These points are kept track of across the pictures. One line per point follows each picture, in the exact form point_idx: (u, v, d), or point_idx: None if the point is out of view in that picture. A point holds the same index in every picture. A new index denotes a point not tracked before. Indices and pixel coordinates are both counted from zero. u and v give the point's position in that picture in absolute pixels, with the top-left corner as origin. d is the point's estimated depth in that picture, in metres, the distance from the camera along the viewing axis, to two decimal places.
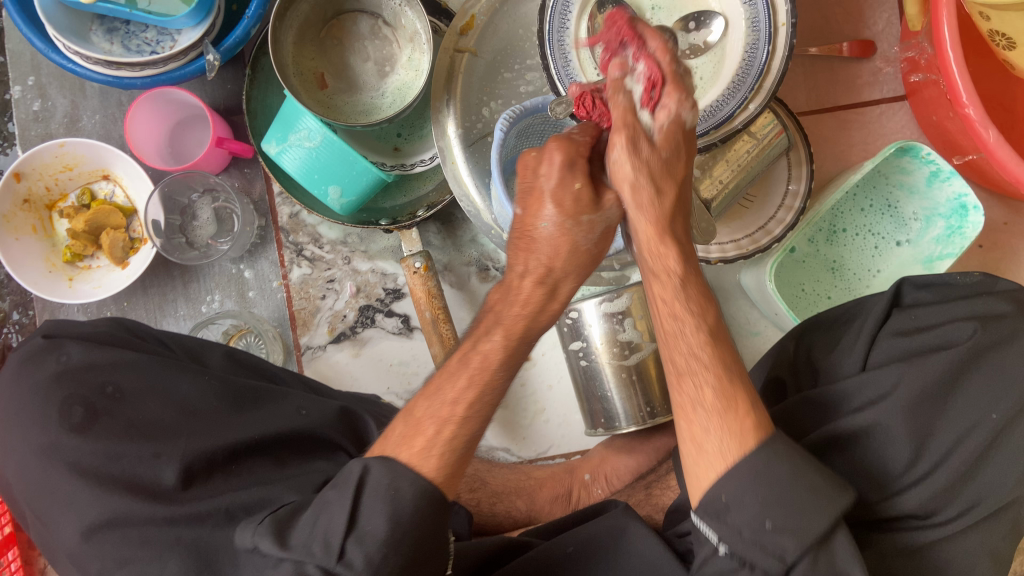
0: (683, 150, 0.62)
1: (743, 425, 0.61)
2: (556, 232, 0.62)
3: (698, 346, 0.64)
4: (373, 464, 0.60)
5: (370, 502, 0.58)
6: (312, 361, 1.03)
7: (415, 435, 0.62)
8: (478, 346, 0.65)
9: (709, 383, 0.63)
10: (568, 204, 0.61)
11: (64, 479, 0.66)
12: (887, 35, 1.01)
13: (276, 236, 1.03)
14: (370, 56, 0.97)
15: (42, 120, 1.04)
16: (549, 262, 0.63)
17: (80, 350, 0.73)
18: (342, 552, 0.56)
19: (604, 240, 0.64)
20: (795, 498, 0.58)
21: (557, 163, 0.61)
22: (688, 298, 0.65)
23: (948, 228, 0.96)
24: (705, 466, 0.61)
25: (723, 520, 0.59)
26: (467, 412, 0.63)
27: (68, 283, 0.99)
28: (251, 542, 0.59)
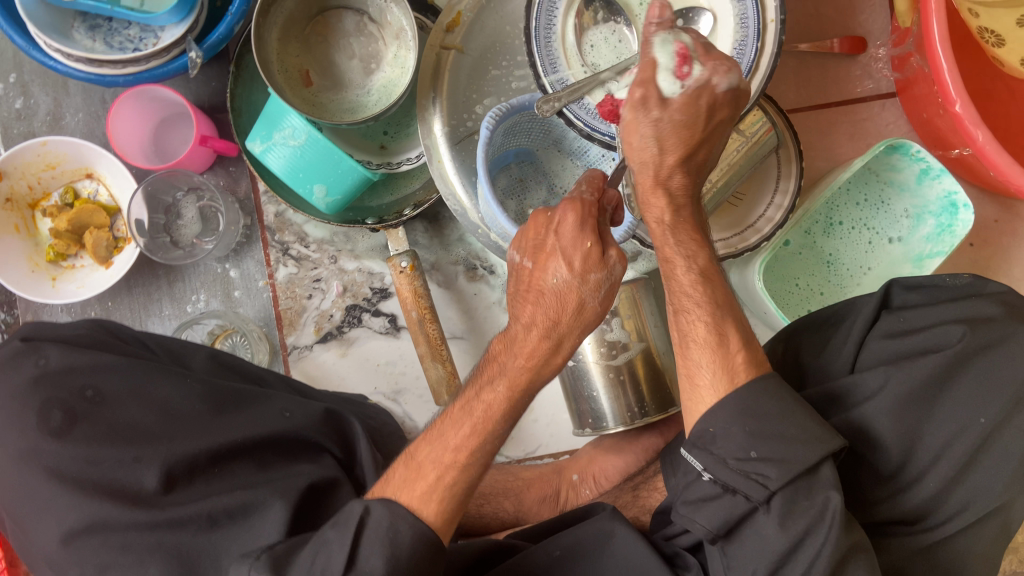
0: (701, 119, 0.65)
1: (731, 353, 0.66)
2: (564, 288, 0.62)
3: (690, 284, 0.68)
4: (374, 505, 0.61)
5: (367, 545, 0.59)
6: (298, 362, 1.02)
7: (416, 479, 0.63)
8: (481, 395, 0.65)
9: (701, 319, 0.67)
10: (578, 260, 0.62)
11: (43, 484, 0.65)
12: (877, 31, 1.00)
13: (261, 235, 1.02)
14: (356, 53, 0.97)
15: (24, 118, 1.02)
16: (557, 316, 0.62)
17: (58, 353, 0.71)
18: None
19: (608, 298, 0.64)
20: (782, 431, 0.61)
21: (570, 223, 0.62)
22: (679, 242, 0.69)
23: (938, 226, 0.95)
24: (699, 400, 0.65)
25: (709, 450, 0.63)
26: (468, 459, 0.63)
27: (51, 283, 0.98)
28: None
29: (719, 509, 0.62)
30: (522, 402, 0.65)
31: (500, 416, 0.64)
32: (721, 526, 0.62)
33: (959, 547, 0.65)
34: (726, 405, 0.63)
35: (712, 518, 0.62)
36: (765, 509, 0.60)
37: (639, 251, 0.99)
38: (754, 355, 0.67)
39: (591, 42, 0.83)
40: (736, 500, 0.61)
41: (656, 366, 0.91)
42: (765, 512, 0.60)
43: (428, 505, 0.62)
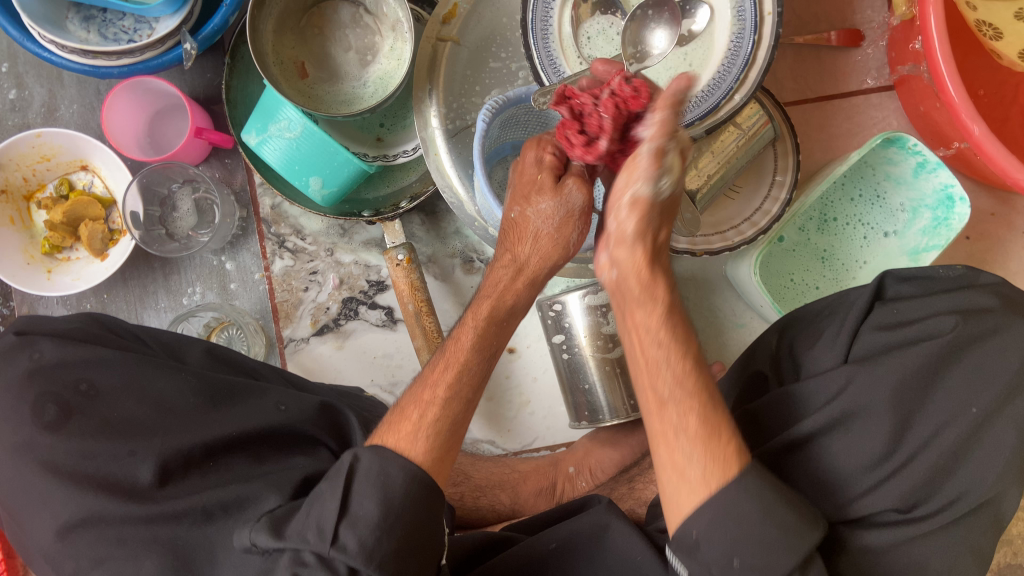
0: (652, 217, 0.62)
1: (683, 457, 0.58)
2: (521, 219, 0.68)
3: (680, 372, 0.60)
4: (363, 453, 0.61)
5: (361, 490, 0.59)
6: (295, 354, 1.02)
7: (402, 421, 0.65)
8: (456, 337, 0.70)
9: (679, 424, 0.59)
10: (532, 192, 0.66)
11: (38, 478, 0.65)
12: (875, 23, 1.00)
13: (257, 227, 1.02)
14: (352, 45, 0.96)
15: (18, 110, 1.02)
16: (517, 248, 0.69)
17: (53, 347, 0.71)
18: (337, 536, 0.57)
19: (568, 225, 0.67)
20: (763, 535, 0.56)
21: (529, 159, 0.67)
22: (673, 324, 0.62)
23: (934, 220, 0.95)
24: (687, 493, 0.58)
25: (695, 557, 0.58)
26: (447, 392, 0.67)
27: (47, 275, 0.98)
28: (249, 540, 0.60)
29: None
30: (494, 332, 0.70)
31: (474, 349, 0.69)
32: None
33: None
34: (708, 508, 0.57)
35: None
36: None
37: None
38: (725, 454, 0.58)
39: (587, 33, 0.83)
40: None
41: None
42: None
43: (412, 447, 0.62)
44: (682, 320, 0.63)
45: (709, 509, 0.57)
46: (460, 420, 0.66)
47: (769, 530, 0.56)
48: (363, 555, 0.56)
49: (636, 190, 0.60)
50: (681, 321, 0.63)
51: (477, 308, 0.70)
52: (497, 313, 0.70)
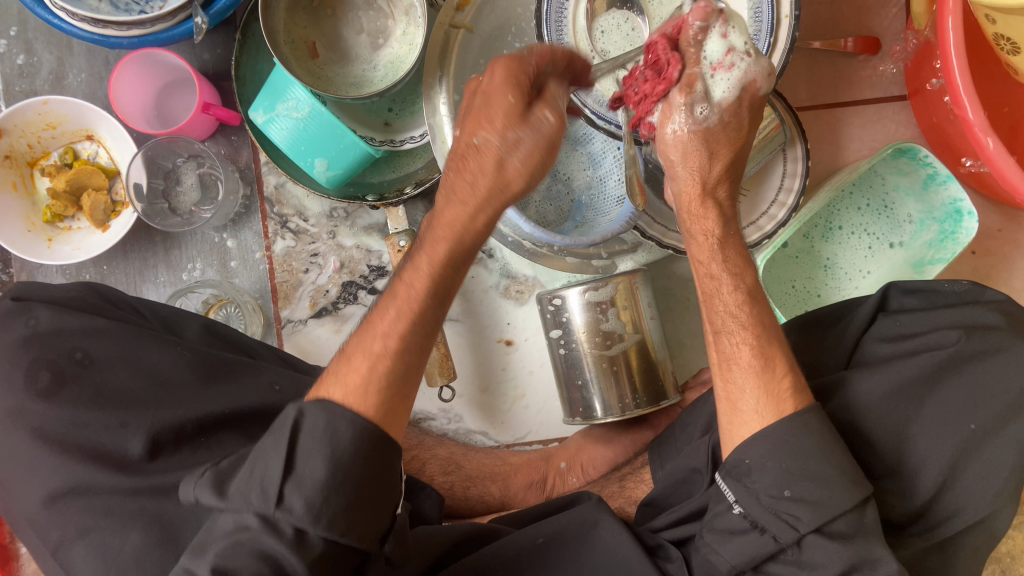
0: (744, 111, 0.68)
1: (738, 389, 0.65)
2: (485, 148, 0.60)
3: (737, 306, 0.68)
4: (309, 408, 0.58)
5: (307, 443, 0.56)
6: (292, 335, 1.02)
7: (349, 374, 0.61)
8: (405, 277, 0.64)
9: (746, 341, 0.66)
10: (490, 118, 0.60)
11: (28, 444, 0.65)
12: (892, 32, 0.99)
13: (260, 206, 1.01)
14: (364, 28, 0.95)
15: (27, 76, 1.01)
16: (475, 177, 0.61)
17: (49, 314, 0.70)
18: (282, 497, 0.54)
19: (536, 157, 0.61)
20: (821, 471, 0.60)
21: (501, 79, 0.60)
22: (726, 260, 0.70)
23: (941, 233, 0.95)
24: (740, 424, 0.64)
25: (744, 483, 0.62)
26: (399, 343, 0.62)
27: (47, 244, 0.97)
28: (193, 495, 0.58)
29: (745, 546, 0.61)
30: (448, 277, 0.65)
31: (426, 295, 0.64)
32: (749, 562, 0.61)
33: (941, 556, 0.64)
34: (770, 435, 0.62)
35: (738, 553, 0.62)
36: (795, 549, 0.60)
37: (639, 243, 0.97)
38: (800, 383, 0.65)
39: (602, 27, 0.83)
40: (765, 539, 0.61)
41: (650, 358, 0.91)
42: (797, 550, 0.60)
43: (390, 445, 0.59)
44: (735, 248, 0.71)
45: (765, 443, 0.61)
46: (415, 366, 0.63)
47: (824, 468, 0.60)
48: (309, 517, 0.54)
49: (675, 121, 0.68)
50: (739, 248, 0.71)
51: (431, 244, 0.64)
52: (454, 256, 0.64)
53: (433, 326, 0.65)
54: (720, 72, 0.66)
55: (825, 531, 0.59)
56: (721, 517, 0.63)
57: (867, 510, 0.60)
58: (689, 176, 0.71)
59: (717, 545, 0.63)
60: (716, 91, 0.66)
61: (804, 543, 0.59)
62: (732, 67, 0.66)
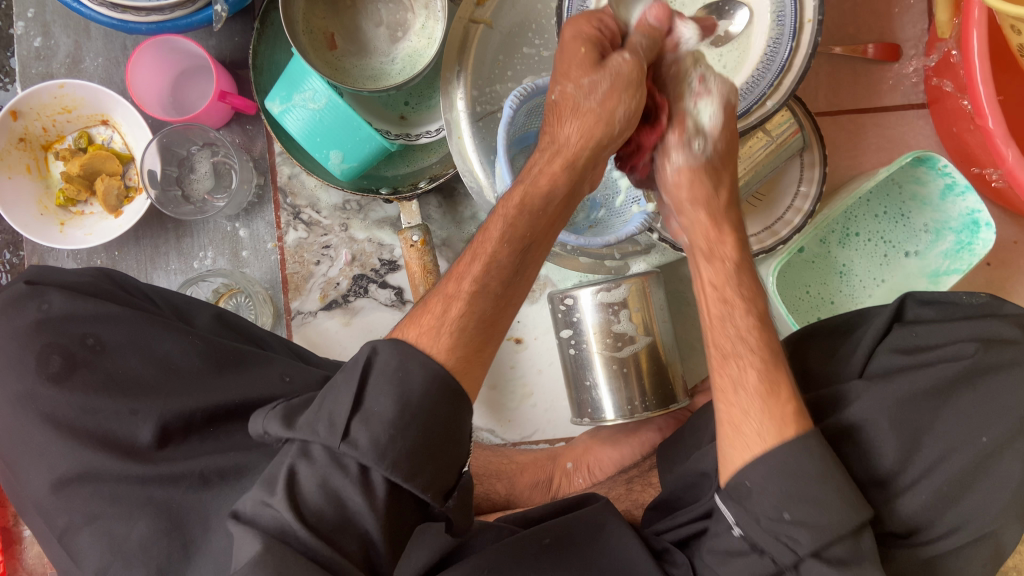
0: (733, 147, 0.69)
1: (741, 412, 0.64)
2: (561, 99, 0.65)
3: (746, 328, 0.67)
4: (382, 347, 0.56)
5: (377, 381, 0.54)
6: (301, 327, 1.01)
7: (425, 318, 0.60)
8: (483, 233, 0.65)
9: (753, 365, 0.66)
10: (570, 69, 0.64)
11: (37, 428, 0.65)
12: (914, 39, 0.98)
13: (274, 196, 1.01)
14: (383, 21, 0.95)
15: (43, 58, 1.01)
16: (561, 139, 0.65)
17: (62, 298, 0.70)
18: (348, 430, 0.53)
19: (613, 99, 0.64)
20: (819, 495, 0.59)
21: (569, 36, 0.65)
22: (739, 283, 0.69)
23: (957, 244, 0.94)
24: (742, 448, 0.63)
25: (744, 505, 0.62)
26: (475, 288, 0.61)
27: (59, 227, 0.97)
28: (262, 426, 0.58)
29: (744, 566, 0.63)
30: (527, 222, 0.64)
31: (504, 239, 0.63)
32: None
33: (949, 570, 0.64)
34: (768, 459, 0.61)
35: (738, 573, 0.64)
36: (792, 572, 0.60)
37: (653, 244, 0.96)
38: (805, 410, 0.63)
39: None
40: (765, 560, 0.62)
41: (661, 361, 0.91)
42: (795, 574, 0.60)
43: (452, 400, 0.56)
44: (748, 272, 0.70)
45: (763, 465, 0.61)
46: (491, 315, 0.61)
47: (825, 494, 0.59)
48: (374, 453, 0.52)
49: (674, 161, 0.69)
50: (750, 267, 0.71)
51: (508, 198, 0.65)
52: (530, 203, 0.65)
53: (514, 275, 0.63)
54: (698, 101, 0.67)
55: (823, 556, 0.59)
56: (723, 538, 0.65)
57: (864, 536, 0.59)
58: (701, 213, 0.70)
59: (719, 562, 0.65)
60: (701, 119, 0.67)
61: (801, 566, 0.60)
62: (707, 93, 0.67)
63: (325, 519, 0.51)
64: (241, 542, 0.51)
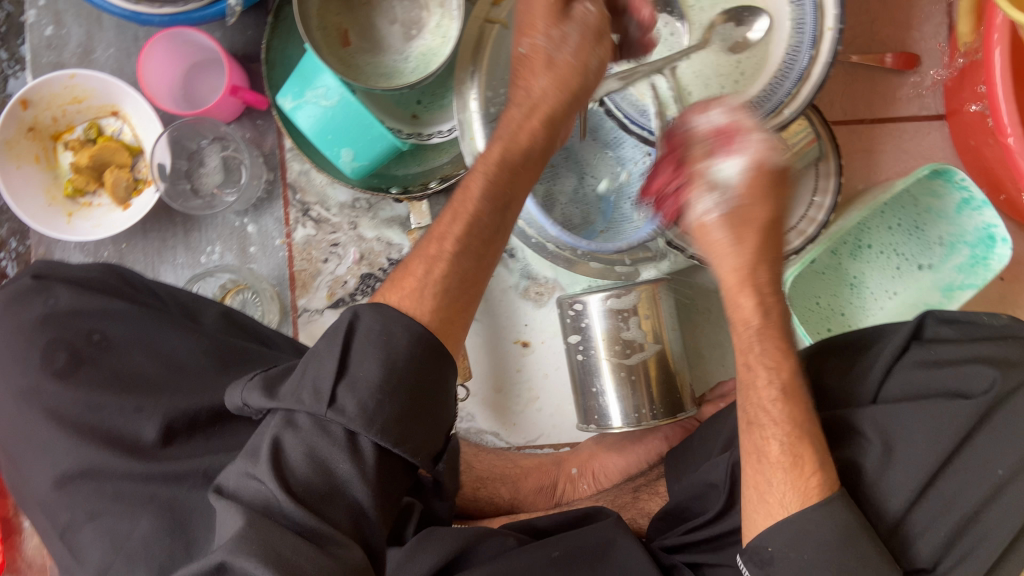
0: (765, 196, 0.69)
1: (764, 481, 0.62)
2: (531, 53, 0.70)
3: (769, 401, 0.64)
4: (364, 312, 0.56)
5: (359, 348, 0.55)
6: (307, 325, 1.00)
7: (406, 279, 0.62)
8: (466, 183, 0.69)
9: (777, 436, 0.63)
10: (535, 22, 0.69)
11: (41, 423, 0.65)
12: (932, 50, 0.97)
13: (283, 192, 1.00)
14: (397, 19, 0.94)
15: (54, 48, 1.00)
16: (534, 94, 0.71)
17: (69, 295, 0.71)
18: (334, 398, 0.53)
19: (583, 52, 0.69)
20: (841, 560, 0.59)
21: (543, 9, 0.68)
22: (764, 351, 0.67)
23: (972, 257, 0.92)
24: (765, 515, 0.62)
25: (766, 569, 0.62)
26: (444, 306, 0.58)
27: (67, 219, 0.96)
28: (241, 399, 0.57)
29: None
30: (506, 180, 0.69)
31: (484, 197, 0.68)
32: None
33: None
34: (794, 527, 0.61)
35: None
36: None
37: (663, 252, 0.92)
38: (831, 477, 0.61)
39: None
40: None
41: (670, 369, 0.90)
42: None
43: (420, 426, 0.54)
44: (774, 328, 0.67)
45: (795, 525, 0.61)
46: (472, 275, 0.65)
47: (846, 558, 0.59)
48: (361, 420, 0.52)
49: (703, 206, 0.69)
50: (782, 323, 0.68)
51: (486, 157, 0.69)
52: (506, 162, 0.70)
53: (492, 233, 0.67)
54: (726, 157, 0.69)
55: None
56: None
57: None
58: (735, 258, 0.69)
59: None
60: (723, 176, 0.69)
61: None
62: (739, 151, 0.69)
63: (313, 487, 0.51)
64: (233, 518, 0.51)
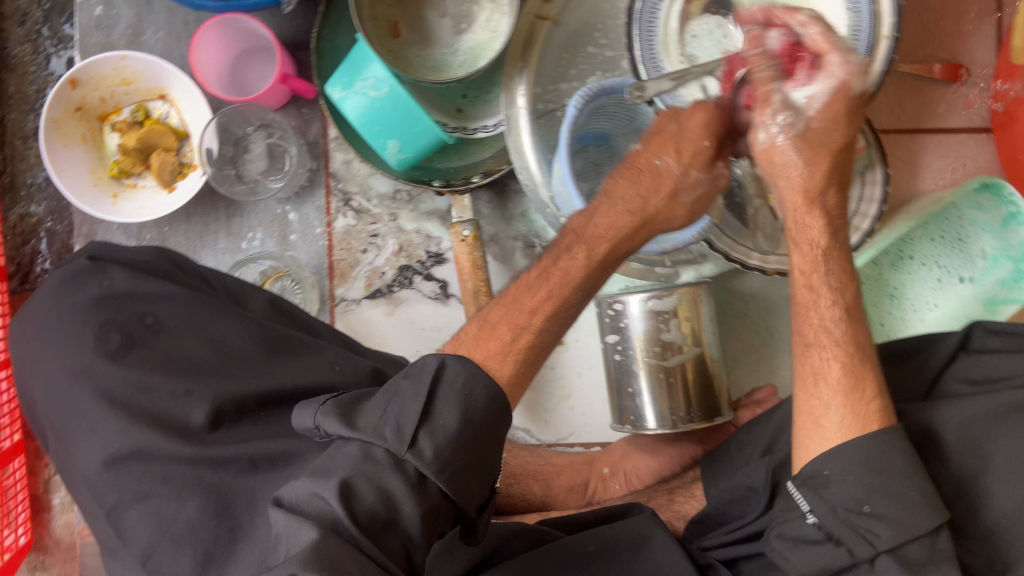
0: (842, 123, 0.62)
1: (821, 405, 0.63)
2: (665, 172, 0.64)
3: (832, 321, 0.65)
4: (451, 360, 0.55)
5: (445, 394, 0.53)
6: (345, 314, 1.01)
7: (490, 338, 0.59)
8: (559, 262, 0.64)
9: (837, 358, 0.64)
10: (682, 150, 0.64)
11: (91, 404, 0.65)
12: (982, 62, 0.97)
13: (326, 181, 1.01)
14: (448, 12, 0.94)
15: (103, 28, 1.01)
16: (648, 196, 0.65)
17: (123, 277, 0.71)
18: (415, 440, 0.51)
19: (702, 201, 0.66)
20: (901, 491, 0.59)
21: (697, 119, 0.64)
22: (828, 271, 0.66)
23: (1016, 271, 0.93)
24: (820, 439, 0.62)
25: (821, 494, 0.61)
26: (544, 322, 0.61)
27: (112, 200, 0.97)
28: (314, 420, 0.55)
29: (818, 557, 0.61)
30: (599, 273, 0.66)
31: (579, 286, 0.64)
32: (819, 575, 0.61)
33: None
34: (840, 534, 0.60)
35: (808, 563, 0.61)
36: (867, 567, 0.59)
37: (705, 254, 0.94)
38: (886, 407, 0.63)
39: (694, 32, 0.81)
40: (839, 551, 0.60)
41: (707, 373, 0.90)
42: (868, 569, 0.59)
43: (505, 415, 0.56)
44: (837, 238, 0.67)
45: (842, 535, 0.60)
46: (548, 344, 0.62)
47: (906, 489, 0.59)
48: (436, 464, 0.51)
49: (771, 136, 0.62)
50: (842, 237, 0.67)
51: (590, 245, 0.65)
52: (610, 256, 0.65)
53: (569, 311, 0.63)
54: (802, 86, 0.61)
55: (899, 552, 0.58)
56: (794, 524, 0.63)
57: (938, 536, 0.59)
58: (796, 190, 0.64)
59: (786, 551, 0.63)
60: (801, 102, 0.61)
61: (877, 562, 0.59)
62: (817, 76, 0.60)
63: (377, 519, 0.49)
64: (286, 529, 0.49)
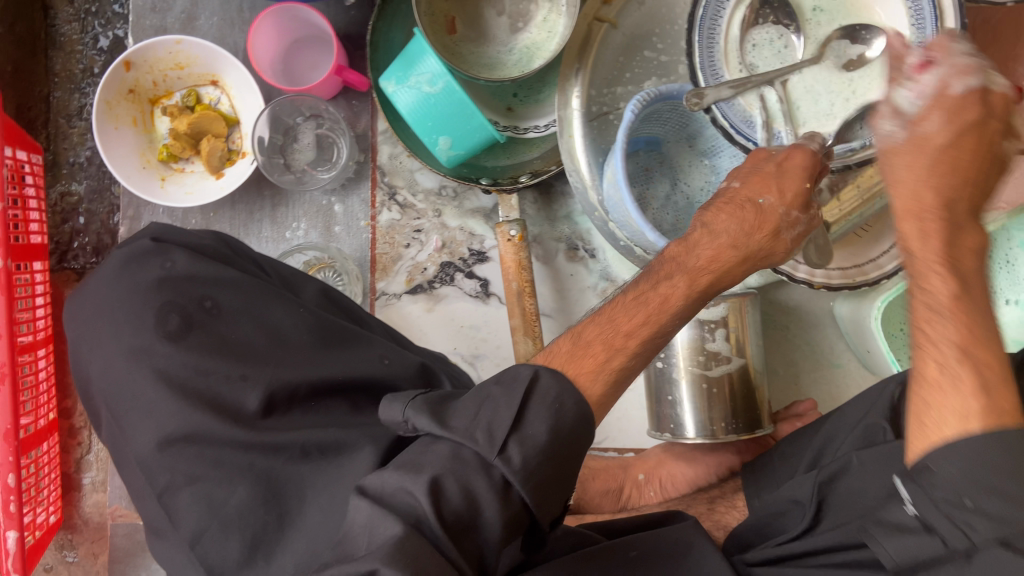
0: (957, 136, 0.53)
1: (931, 415, 0.49)
2: (768, 212, 0.62)
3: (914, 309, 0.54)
4: (543, 372, 0.54)
5: (536, 406, 0.52)
6: (384, 308, 1.00)
7: (584, 356, 0.57)
8: (659, 287, 0.62)
9: (936, 357, 0.51)
10: (784, 186, 0.63)
11: (149, 384, 0.65)
12: None
13: (372, 173, 1.01)
14: (505, 10, 0.94)
15: (158, 12, 1.02)
16: (749, 233, 0.62)
17: (185, 259, 0.71)
18: (504, 446, 0.50)
19: (797, 240, 0.65)
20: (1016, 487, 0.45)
21: (798, 162, 0.63)
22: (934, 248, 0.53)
23: None
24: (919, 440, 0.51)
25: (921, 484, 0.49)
26: (639, 347, 0.59)
27: (160, 183, 0.97)
28: (403, 415, 0.55)
29: (913, 545, 0.50)
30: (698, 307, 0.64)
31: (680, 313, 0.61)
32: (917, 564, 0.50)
33: None
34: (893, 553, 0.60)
35: (904, 551, 0.51)
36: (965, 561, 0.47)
37: None
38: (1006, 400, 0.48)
39: (754, 41, 0.77)
40: (935, 540, 0.48)
41: (750, 383, 0.89)
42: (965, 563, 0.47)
43: (585, 432, 0.54)
44: (938, 237, 0.53)
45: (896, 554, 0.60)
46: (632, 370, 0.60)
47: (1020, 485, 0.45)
48: (524, 474, 0.50)
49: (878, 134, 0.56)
50: (950, 235, 0.53)
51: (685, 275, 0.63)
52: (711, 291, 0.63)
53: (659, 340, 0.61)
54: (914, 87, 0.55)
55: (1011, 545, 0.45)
56: (894, 512, 0.53)
57: None
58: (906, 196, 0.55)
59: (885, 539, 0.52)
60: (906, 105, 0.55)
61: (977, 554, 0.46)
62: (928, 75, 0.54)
63: (461, 521, 0.49)
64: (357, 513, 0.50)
